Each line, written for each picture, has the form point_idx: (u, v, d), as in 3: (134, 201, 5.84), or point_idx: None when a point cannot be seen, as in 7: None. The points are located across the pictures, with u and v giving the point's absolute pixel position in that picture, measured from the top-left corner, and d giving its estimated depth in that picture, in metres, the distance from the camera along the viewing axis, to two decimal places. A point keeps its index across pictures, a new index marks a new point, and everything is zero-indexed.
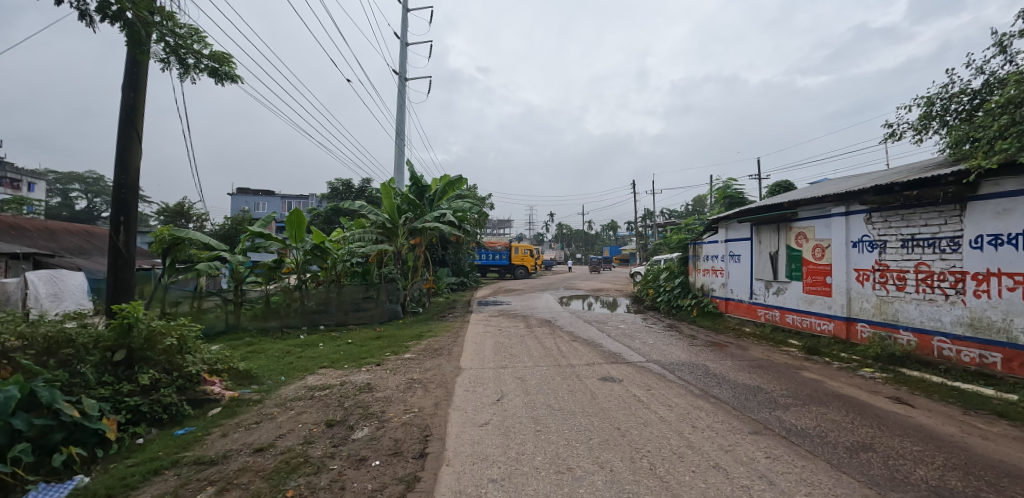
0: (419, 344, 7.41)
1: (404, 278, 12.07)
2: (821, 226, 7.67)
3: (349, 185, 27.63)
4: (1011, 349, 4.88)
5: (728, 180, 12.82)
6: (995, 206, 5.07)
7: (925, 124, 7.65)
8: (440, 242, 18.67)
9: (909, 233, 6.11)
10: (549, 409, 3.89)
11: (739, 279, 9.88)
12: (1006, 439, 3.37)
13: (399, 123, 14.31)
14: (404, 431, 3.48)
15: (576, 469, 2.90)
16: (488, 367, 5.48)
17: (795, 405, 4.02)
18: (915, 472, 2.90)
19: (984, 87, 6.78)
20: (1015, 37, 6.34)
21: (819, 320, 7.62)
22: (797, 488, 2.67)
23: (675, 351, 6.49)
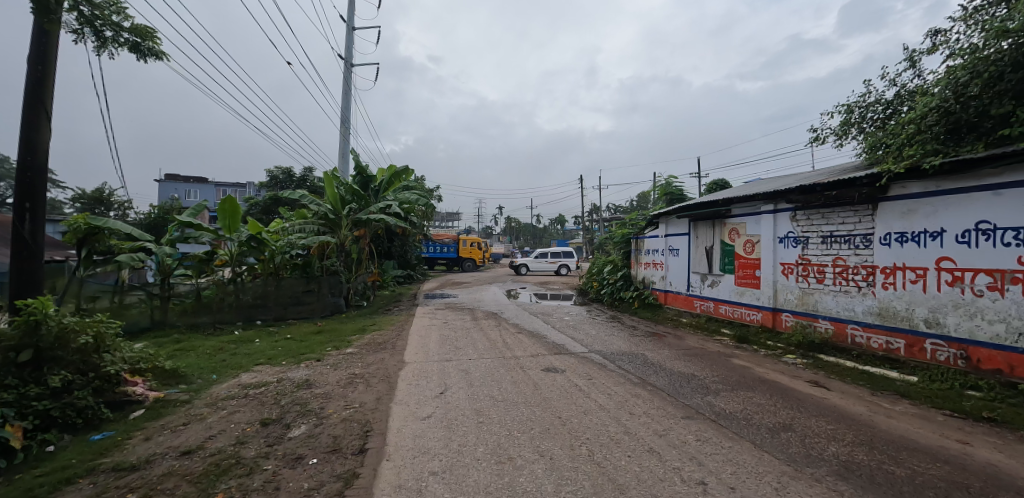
0: (362, 338, 7.22)
1: (348, 272, 11.80)
2: (752, 222, 8.10)
3: (291, 174, 26.51)
4: (911, 336, 5.36)
5: (669, 178, 13.34)
6: (901, 206, 5.52)
7: (845, 130, 8.19)
8: (386, 234, 18.38)
9: (828, 230, 6.57)
10: (492, 400, 3.89)
11: (679, 272, 10.28)
12: (906, 416, 3.73)
13: (344, 110, 13.73)
14: (343, 427, 3.39)
15: (517, 459, 2.97)
16: (431, 360, 5.41)
17: (725, 390, 4.25)
18: (828, 449, 3.18)
19: (897, 98, 7.33)
20: (924, 54, 6.89)
21: (748, 310, 8.08)
22: (724, 468, 2.93)
23: (616, 342, 6.69)
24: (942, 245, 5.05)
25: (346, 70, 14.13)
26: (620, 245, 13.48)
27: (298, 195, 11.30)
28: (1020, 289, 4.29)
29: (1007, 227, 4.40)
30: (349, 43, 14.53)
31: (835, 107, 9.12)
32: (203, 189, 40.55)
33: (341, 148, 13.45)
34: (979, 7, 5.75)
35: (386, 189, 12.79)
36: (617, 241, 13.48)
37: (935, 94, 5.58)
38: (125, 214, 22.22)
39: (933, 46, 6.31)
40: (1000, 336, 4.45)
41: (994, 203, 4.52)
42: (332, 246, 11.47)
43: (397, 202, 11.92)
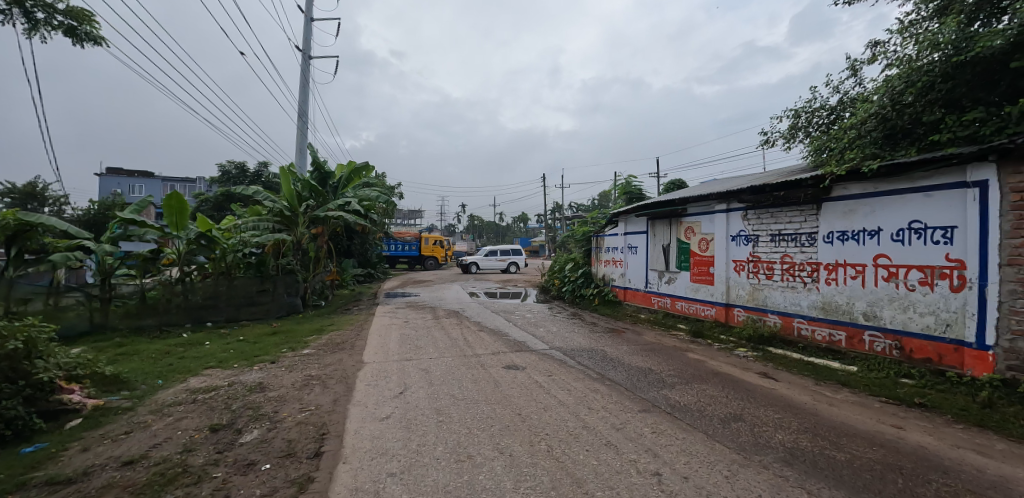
0: (319, 339, 7.06)
1: (304, 270, 11.56)
2: (706, 221, 8.37)
3: (245, 169, 25.55)
4: (851, 328, 5.67)
5: (629, 177, 13.63)
6: (843, 206, 5.83)
7: (793, 134, 8.55)
8: (346, 232, 18.03)
9: (777, 228, 6.86)
10: (452, 399, 3.88)
11: (637, 269, 10.53)
12: (846, 404, 3.96)
13: (302, 103, 13.27)
14: (298, 430, 3.31)
15: (477, 457, 2.98)
16: (391, 360, 5.37)
17: (680, 384, 4.39)
18: (775, 437, 3.34)
19: (840, 104, 7.71)
20: (864, 63, 7.24)
21: (702, 306, 8.35)
22: (678, 459, 3.05)
23: (576, 338, 6.81)
24: (879, 243, 5.37)
25: (304, 63, 13.64)
26: (581, 243, 13.65)
27: (251, 190, 10.85)
28: (946, 284, 4.61)
29: (936, 226, 4.71)
30: (308, 34, 14.04)
31: (784, 112, 9.51)
32: (149, 183, 38.39)
33: (298, 144, 13.01)
34: (913, 21, 6.10)
35: (345, 186, 12.51)
36: (578, 239, 13.64)
37: (873, 102, 5.89)
38: (61, 210, 20.80)
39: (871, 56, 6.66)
40: (930, 327, 4.77)
41: (926, 204, 4.83)
42: (288, 244, 11.10)
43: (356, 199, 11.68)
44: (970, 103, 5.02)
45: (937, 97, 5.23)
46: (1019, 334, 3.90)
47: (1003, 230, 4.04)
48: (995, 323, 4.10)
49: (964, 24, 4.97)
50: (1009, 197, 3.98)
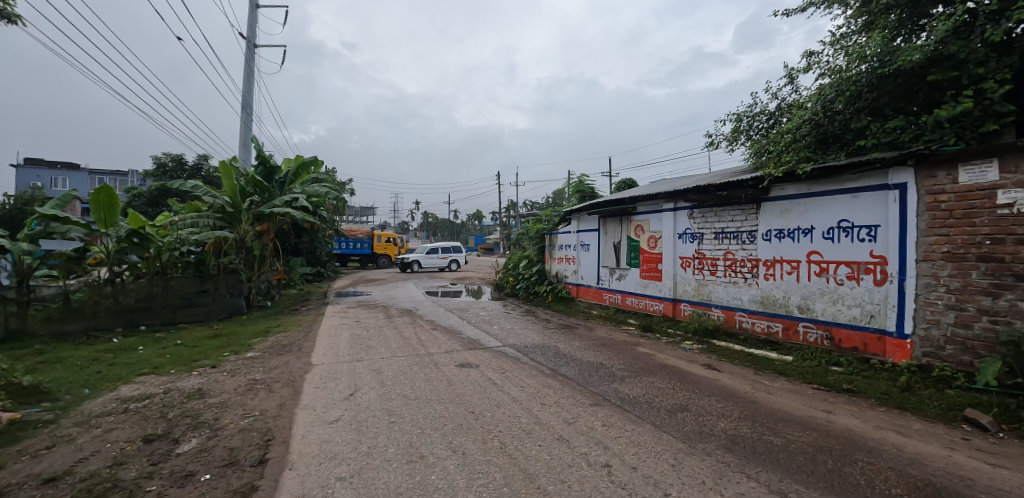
0: (265, 341, 6.84)
1: (248, 270, 11.21)
2: (654, 219, 8.61)
3: (183, 161, 24.16)
4: (787, 320, 6.01)
5: (581, 176, 13.89)
6: (780, 206, 6.15)
7: (735, 137, 8.92)
8: (293, 229, 17.39)
9: (720, 227, 7.12)
10: (404, 399, 3.88)
11: (590, 266, 10.77)
12: (782, 391, 4.22)
13: (247, 94, 12.67)
14: (241, 437, 3.20)
15: (429, 456, 2.98)
16: (342, 361, 5.27)
17: (629, 377, 4.54)
18: (718, 425, 3.54)
19: (778, 110, 8.09)
20: (800, 71, 7.60)
21: (651, 301, 8.59)
22: (626, 450, 3.17)
23: (529, 335, 6.90)
24: (812, 241, 5.71)
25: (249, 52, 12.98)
26: (535, 241, 13.76)
27: (190, 185, 10.36)
28: (870, 279, 4.98)
29: (863, 225, 5.07)
30: (253, 21, 13.37)
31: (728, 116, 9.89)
32: (74, 176, 35.72)
33: (243, 137, 12.43)
34: (843, 34, 6.50)
35: (293, 181, 12.14)
36: (532, 236, 13.68)
37: (807, 108, 6.26)
38: None
39: (806, 66, 7.03)
40: (857, 318, 5.14)
41: (854, 204, 5.19)
42: (230, 242, 10.90)
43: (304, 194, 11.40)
44: (891, 112, 5.41)
45: (864, 105, 5.61)
46: (933, 322, 4.29)
47: (920, 229, 4.42)
48: (913, 314, 4.48)
49: (887, 39, 5.33)
50: (926, 199, 4.36)
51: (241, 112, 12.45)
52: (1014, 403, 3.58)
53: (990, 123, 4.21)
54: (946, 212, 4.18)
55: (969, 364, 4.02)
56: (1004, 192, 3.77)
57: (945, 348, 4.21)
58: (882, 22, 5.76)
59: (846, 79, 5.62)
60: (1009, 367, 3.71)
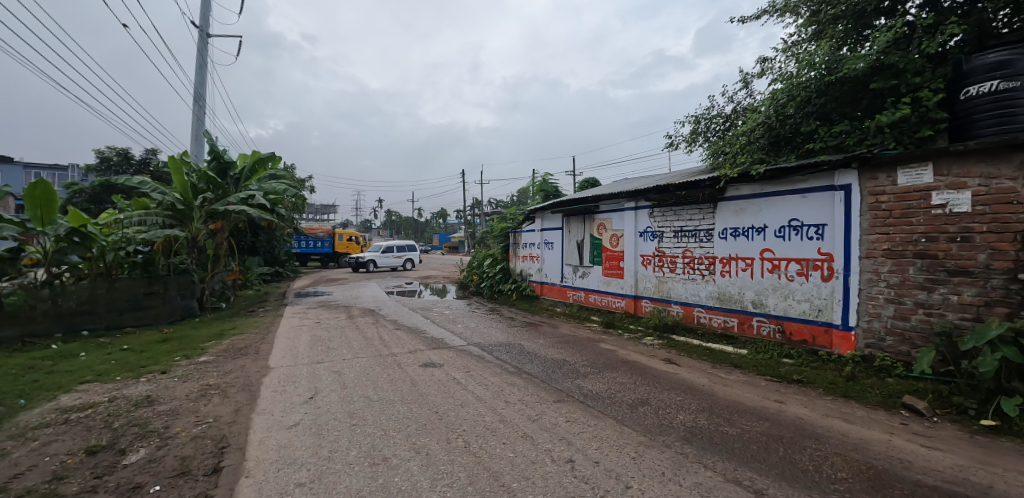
0: (219, 344, 6.62)
1: (201, 270, 10.90)
2: (616, 218, 8.78)
3: (128, 155, 22.91)
4: (742, 315, 6.24)
5: (545, 175, 14.09)
6: (735, 205, 6.37)
7: (694, 138, 9.14)
8: (249, 228, 16.81)
9: (679, 225, 7.31)
10: (366, 401, 3.90)
11: (553, 264, 10.93)
12: (737, 383, 4.41)
13: (199, 85, 12.15)
14: (193, 446, 3.10)
15: (392, 458, 2.96)
16: (302, 363, 5.16)
17: (592, 373, 4.64)
18: (676, 418, 3.67)
19: (733, 113, 8.36)
20: (754, 76, 7.84)
21: (614, 298, 8.77)
22: (589, 444, 3.25)
23: (494, 333, 6.94)
24: (766, 239, 5.96)
25: (202, 42, 12.41)
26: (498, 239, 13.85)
27: (136, 181, 9.96)
28: (818, 275, 5.27)
29: (812, 224, 5.34)
30: (207, 9, 12.79)
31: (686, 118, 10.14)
32: (6, 170, 33.25)
33: (194, 130, 11.94)
34: (794, 41, 6.72)
35: (248, 178, 11.82)
36: (495, 235, 13.63)
37: (760, 112, 6.27)
38: None
39: (761, 71, 7.25)
40: (806, 312, 5.41)
41: (803, 204, 5.45)
42: (180, 242, 10.42)
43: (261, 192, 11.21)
44: (838, 117, 5.64)
45: (813, 110, 5.80)
46: (874, 315, 4.60)
47: (863, 228, 4.74)
48: (856, 307, 4.78)
49: (834, 48, 5.52)
50: (869, 200, 4.67)
51: (193, 104, 11.93)
52: (945, 388, 3.92)
53: (926, 128, 4.47)
54: (886, 212, 4.51)
55: (906, 354, 4.34)
56: (937, 194, 4.13)
57: (885, 339, 4.51)
58: (830, 32, 6.08)
59: (797, 85, 5.73)
60: (941, 355, 4.06)
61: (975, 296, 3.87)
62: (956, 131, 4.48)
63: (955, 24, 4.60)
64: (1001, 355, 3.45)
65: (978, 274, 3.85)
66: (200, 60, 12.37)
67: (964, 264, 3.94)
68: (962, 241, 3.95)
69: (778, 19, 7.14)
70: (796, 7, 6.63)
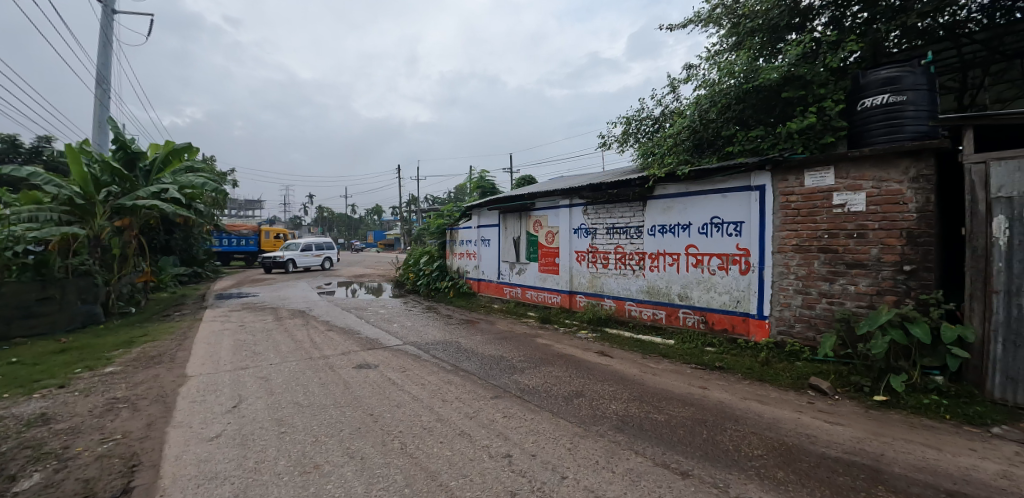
0: (128, 353, 6.12)
1: (105, 273, 10.03)
2: (551, 215, 8.99)
3: (15, 142, 20.33)
4: (670, 308, 6.59)
5: (481, 172, 14.29)
6: (663, 203, 6.69)
7: (626, 139, 9.50)
8: (163, 224, 15.55)
9: (611, 222, 7.59)
10: (296, 407, 3.83)
11: (490, 261, 11.02)
12: (666, 372, 4.72)
13: (104, 67, 11.10)
14: (99, 467, 2.86)
15: (325, 465, 2.88)
16: (223, 371, 4.96)
17: (528, 368, 4.77)
18: (610, 407, 3.86)
19: (661, 116, 8.81)
20: (680, 82, 8.32)
21: (549, 294, 9.00)
22: (525, 438, 3.33)
23: (430, 331, 6.94)
24: (690, 235, 6.32)
25: (108, 20, 11.33)
26: (437, 235, 13.88)
27: (25, 171, 9.01)
28: (736, 269, 5.67)
29: (731, 222, 5.73)
30: None
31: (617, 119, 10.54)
32: None
33: (96, 117, 10.91)
34: (717, 50, 7.19)
35: (161, 169, 10.95)
36: (433, 231, 13.92)
37: (687, 116, 6.77)
38: None
39: (687, 76, 7.63)
40: (726, 303, 5.80)
41: (723, 203, 5.83)
42: (80, 240, 9.58)
43: (175, 186, 10.49)
44: (754, 123, 6.10)
45: (733, 115, 6.22)
46: (785, 305, 5.07)
47: (777, 225, 5.17)
48: (770, 298, 5.23)
49: (751, 59, 6.05)
50: (782, 198, 5.10)
51: (95, 88, 10.89)
52: (844, 368, 4.39)
53: (829, 135, 5.06)
54: (795, 210, 4.96)
55: (812, 339, 4.82)
56: (838, 194, 4.59)
57: (794, 326, 4.99)
58: (749, 42, 6.58)
59: (719, 91, 6.20)
60: (840, 339, 4.55)
61: (868, 286, 4.37)
62: (852, 139, 5.01)
63: (853, 43, 5.25)
64: (890, 338, 3.91)
65: (871, 266, 4.34)
66: (106, 39, 11.28)
67: (860, 257, 4.42)
68: (858, 237, 4.43)
69: (702, 29, 7.62)
70: (720, 18, 7.18)
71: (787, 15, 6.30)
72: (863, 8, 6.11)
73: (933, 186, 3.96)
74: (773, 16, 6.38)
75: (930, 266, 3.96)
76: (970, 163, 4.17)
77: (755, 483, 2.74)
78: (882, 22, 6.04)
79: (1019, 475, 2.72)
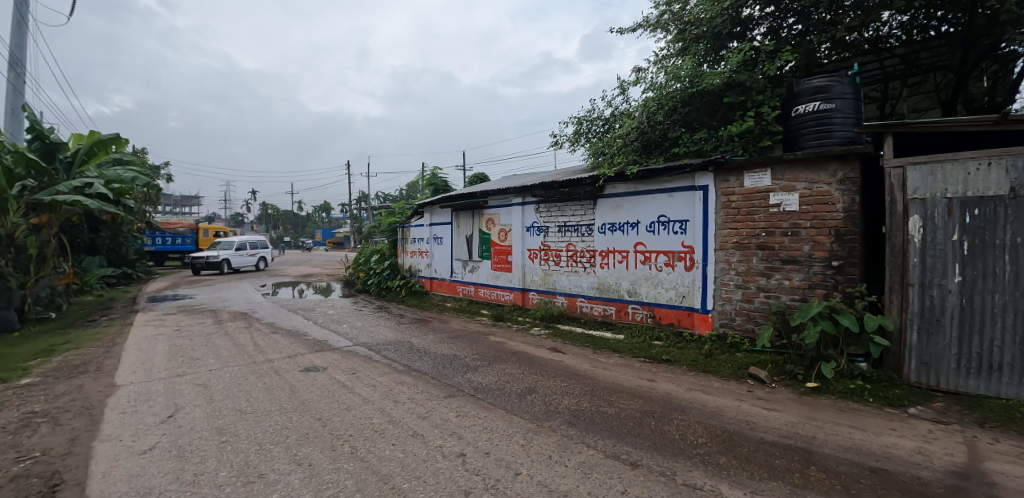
0: (46, 363, 5.61)
1: (19, 275, 9.13)
2: (504, 213, 9.04)
3: None
4: (619, 304, 6.78)
5: (434, 169, 14.18)
6: (613, 202, 6.87)
7: (577, 138, 9.72)
8: (87, 221, 14.30)
9: (563, 220, 7.71)
10: (239, 414, 3.67)
11: (443, 259, 10.97)
12: (616, 366, 4.88)
13: (18, 48, 10.11)
14: (13, 488, 2.60)
15: (271, 473, 2.75)
16: (156, 379, 4.68)
17: (482, 366, 4.79)
18: (562, 402, 3.95)
19: (611, 117, 9.04)
20: (628, 84, 8.57)
21: (502, 292, 9.06)
22: (479, 436, 3.35)
23: (382, 332, 6.82)
24: (638, 233, 6.52)
25: None
26: (387, 234, 13.63)
27: None
28: (682, 265, 5.92)
29: (677, 220, 5.96)
30: None
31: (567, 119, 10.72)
32: None
33: (8, 103, 9.93)
34: (665, 54, 7.43)
35: (85, 162, 10.13)
36: (384, 229, 13.66)
37: (635, 117, 6.92)
38: None
39: (636, 79, 7.83)
40: (673, 298, 6.04)
41: (669, 202, 6.06)
42: None
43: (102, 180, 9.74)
44: (699, 126, 6.34)
45: (679, 118, 6.43)
46: (727, 299, 5.35)
47: (719, 224, 5.43)
48: (713, 293, 5.49)
49: (695, 65, 6.31)
50: (723, 198, 5.36)
51: (6, 70, 9.89)
52: (780, 358, 4.69)
53: (765, 139, 5.39)
54: (736, 209, 5.23)
55: (751, 331, 5.12)
56: (775, 194, 4.88)
57: (735, 319, 5.28)
58: (694, 48, 6.88)
59: (666, 95, 6.40)
60: (776, 331, 4.85)
61: (802, 280, 4.69)
62: (787, 143, 5.33)
63: (788, 53, 5.64)
64: (820, 328, 4.21)
65: (803, 261, 4.66)
66: (21, 17, 10.26)
67: (794, 254, 4.73)
68: (792, 235, 4.74)
69: (651, 33, 7.86)
70: (667, 24, 7.44)
71: (728, 24, 6.69)
72: (797, 20, 6.57)
73: (857, 187, 4.31)
74: (717, 24, 6.71)
75: (854, 261, 4.30)
76: (890, 167, 4.52)
77: (700, 470, 2.87)
78: (814, 34, 6.55)
79: (931, 451, 3.01)
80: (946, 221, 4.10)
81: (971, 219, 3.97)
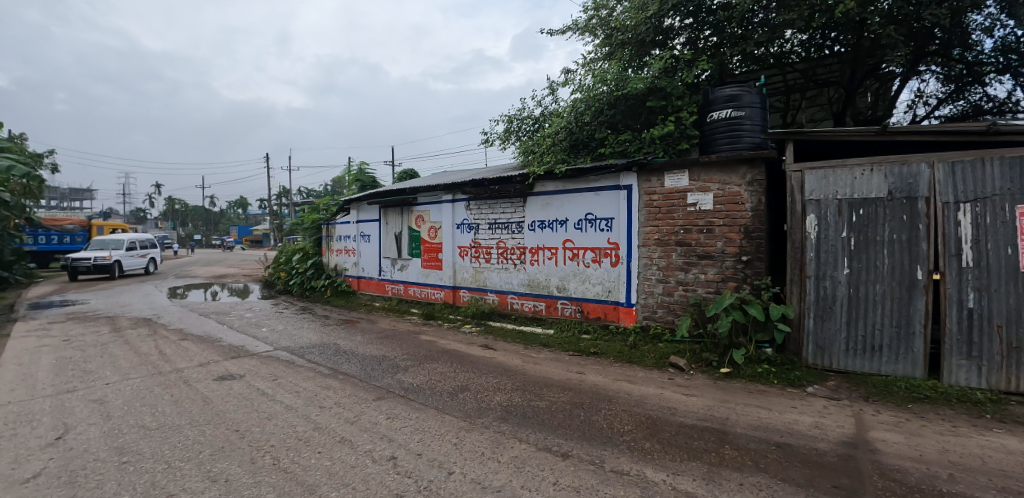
0: None
1: None
2: (434, 210, 8.95)
3: None
4: (549, 300, 6.96)
5: (361, 164, 13.71)
6: (542, 200, 7.01)
7: (508, 136, 9.85)
8: None
9: (494, 217, 7.76)
10: (143, 431, 3.32)
11: (371, 257, 10.64)
12: (547, 361, 5.02)
13: None
14: None
15: (181, 493, 2.50)
16: (39, 397, 4.10)
17: (412, 366, 4.71)
18: (494, 399, 3.99)
19: (540, 116, 9.25)
20: (557, 85, 8.81)
21: (433, 289, 8.95)
22: (411, 437, 3.30)
23: (306, 334, 6.50)
24: (567, 231, 6.72)
25: None
26: (310, 231, 12.97)
27: None
28: (608, 261, 6.21)
29: (603, 218, 6.23)
30: None
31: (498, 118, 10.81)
32: None
33: None
34: (593, 57, 7.67)
35: None
36: (307, 227, 12.99)
37: (564, 117, 7.10)
38: None
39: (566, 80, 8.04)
40: (599, 293, 6.30)
41: (596, 200, 6.31)
42: None
43: None
44: (623, 127, 6.63)
45: (605, 119, 6.68)
46: (649, 293, 5.68)
47: (642, 222, 5.75)
48: (637, 287, 5.81)
49: (621, 69, 6.61)
50: (646, 197, 5.67)
51: None
52: (697, 347, 5.05)
53: (683, 142, 5.77)
54: (657, 208, 5.56)
55: (672, 322, 5.48)
56: (692, 194, 5.24)
57: (657, 311, 5.62)
58: (620, 53, 7.20)
59: (594, 96, 6.65)
60: (694, 321, 5.21)
61: (715, 274, 5.09)
62: (704, 147, 5.74)
63: (703, 64, 6.09)
64: (732, 318, 4.59)
65: (717, 256, 5.07)
66: None
67: (708, 249, 5.13)
68: (708, 232, 5.13)
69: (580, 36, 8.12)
70: (595, 28, 7.73)
71: (651, 32, 7.10)
72: (713, 33, 7.10)
73: (763, 189, 4.75)
74: (642, 31, 7.09)
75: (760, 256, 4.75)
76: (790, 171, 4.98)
77: (627, 456, 3.01)
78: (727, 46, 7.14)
79: (826, 425, 3.39)
80: (837, 220, 4.63)
81: (857, 218, 4.52)
